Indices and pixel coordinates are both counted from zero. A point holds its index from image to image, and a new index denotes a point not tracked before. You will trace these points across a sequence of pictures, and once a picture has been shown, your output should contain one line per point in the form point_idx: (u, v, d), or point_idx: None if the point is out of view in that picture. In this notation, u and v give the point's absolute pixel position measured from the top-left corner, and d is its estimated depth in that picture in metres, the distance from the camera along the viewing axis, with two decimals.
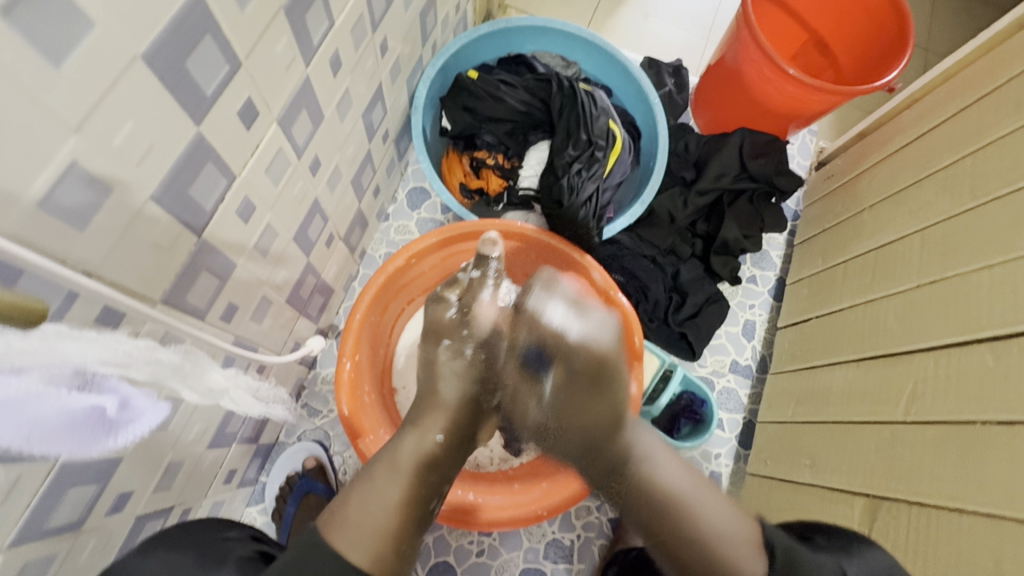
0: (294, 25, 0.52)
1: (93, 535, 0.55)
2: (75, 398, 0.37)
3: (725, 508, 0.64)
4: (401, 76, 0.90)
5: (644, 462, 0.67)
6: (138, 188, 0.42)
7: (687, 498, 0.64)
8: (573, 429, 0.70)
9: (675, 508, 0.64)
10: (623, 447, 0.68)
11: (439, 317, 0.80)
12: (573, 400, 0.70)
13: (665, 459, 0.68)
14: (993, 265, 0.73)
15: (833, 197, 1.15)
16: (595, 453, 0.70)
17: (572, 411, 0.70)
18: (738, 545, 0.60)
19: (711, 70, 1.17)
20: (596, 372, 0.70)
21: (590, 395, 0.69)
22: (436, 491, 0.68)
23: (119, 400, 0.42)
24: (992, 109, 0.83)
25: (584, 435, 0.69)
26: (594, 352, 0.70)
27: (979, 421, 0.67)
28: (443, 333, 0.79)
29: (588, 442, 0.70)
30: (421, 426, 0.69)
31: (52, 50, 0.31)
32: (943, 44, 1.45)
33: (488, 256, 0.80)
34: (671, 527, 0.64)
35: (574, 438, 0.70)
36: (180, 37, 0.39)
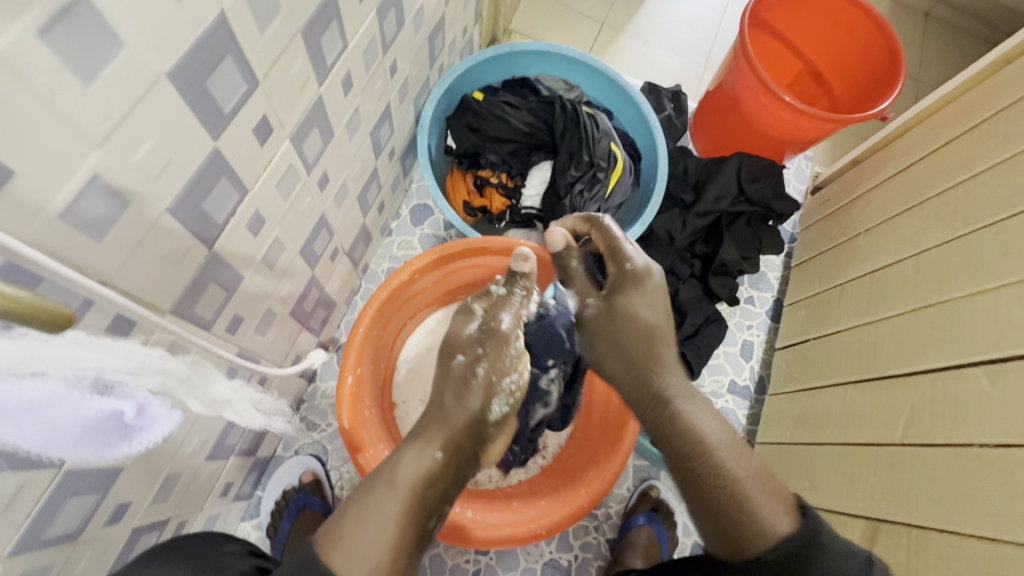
0: (310, 47, 0.54)
1: (89, 546, 0.55)
2: (94, 403, 0.37)
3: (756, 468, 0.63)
4: (409, 96, 0.92)
5: (687, 417, 0.68)
6: (155, 202, 0.43)
7: (720, 447, 0.65)
8: (618, 337, 0.78)
9: (707, 454, 0.65)
10: (670, 415, 0.70)
11: (458, 331, 0.81)
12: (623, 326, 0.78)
13: (706, 417, 0.69)
14: (987, 290, 0.75)
15: (829, 221, 1.17)
16: (643, 388, 0.74)
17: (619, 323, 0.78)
18: (759, 492, 0.60)
19: (710, 96, 1.20)
20: (649, 341, 0.76)
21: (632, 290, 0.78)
22: (437, 510, 0.66)
23: (135, 406, 0.42)
24: (983, 138, 0.85)
25: (646, 392, 0.73)
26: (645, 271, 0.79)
27: (976, 444, 0.67)
28: (459, 349, 0.78)
29: (639, 377, 0.75)
30: (422, 440, 0.68)
31: (84, 69, 0.32)
32: (934, 76, 1.50)
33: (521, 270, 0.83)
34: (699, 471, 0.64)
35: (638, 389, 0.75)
36: (203, 58, 0.41)
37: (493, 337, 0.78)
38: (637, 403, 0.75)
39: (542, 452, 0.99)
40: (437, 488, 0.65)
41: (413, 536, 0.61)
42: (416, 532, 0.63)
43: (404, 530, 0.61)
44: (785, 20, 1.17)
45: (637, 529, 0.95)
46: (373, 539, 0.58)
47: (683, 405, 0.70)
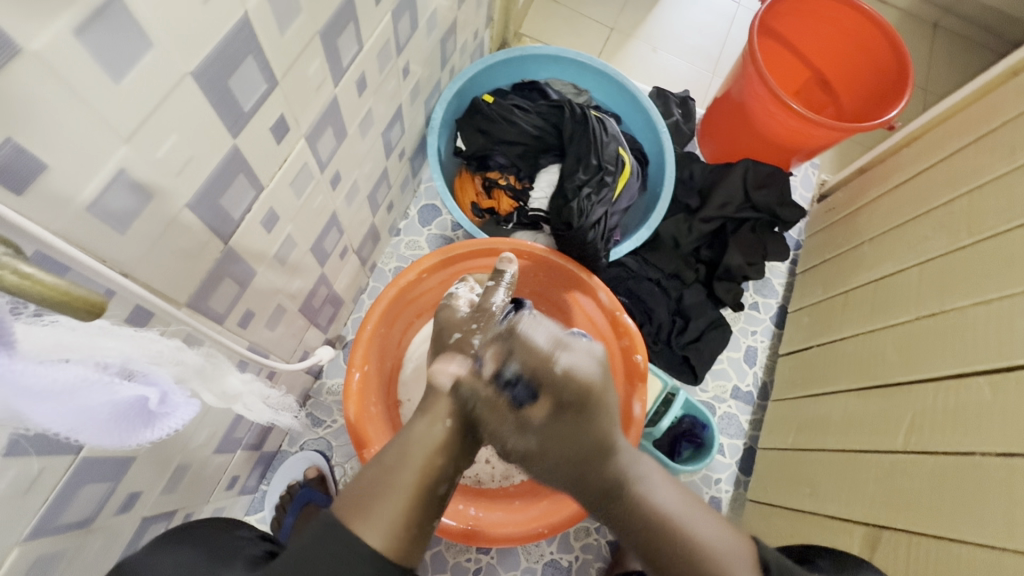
0: (327, 48, 0.55)
1: (100, 534, 0.56)
2: (119, 388, 0.38)
3: (717, 524, 0.64)
4: (420, 97, 0.94)
5: (637, 487, 0.64)
6: (177, 196, 0.44)
7: (685, 524, 0.63)
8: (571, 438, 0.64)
9: (675, 532, 0.62)
10: (617, 470, 0.64)
11: (450, 314, 0.79)
12: (562, 428, 0.65)
13: (662, 484, 0.66)
14: (990, 300, 0.75)
15: (834, 228, 1.17)
16: (582, 475, 0.65)
17: (561, 433, 0.65)
18: (745, 568, 0.60)
19: (718, 102, 1.21)
20: (583, 405, 0.64)
21: (579, 417, 0.64)
22: (448, 478, 0.65)
23: (159, 393, 0.42)
24: (988, 148, 0.86)
25: (576, 456, 0.64)
26: None
27: (977, 453, 0.68)
28: (453, 327, 0.77)
29: (578, 460, 0.64)
30: (430, 412, 0.67)
31: (115, 67, 0.34)
32: (941, 86, 1.50)
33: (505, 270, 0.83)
34: (674, 550, 0.61)
35: (568, 455, 0.64)
36: (227, 57, 0.42)
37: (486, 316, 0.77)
38: (573, 482, 0.66)
39: None
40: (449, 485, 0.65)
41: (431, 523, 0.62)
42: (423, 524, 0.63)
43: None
44: (794, 28, 1.18)
45: None
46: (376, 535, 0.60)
47: (625, 457, 0.65)
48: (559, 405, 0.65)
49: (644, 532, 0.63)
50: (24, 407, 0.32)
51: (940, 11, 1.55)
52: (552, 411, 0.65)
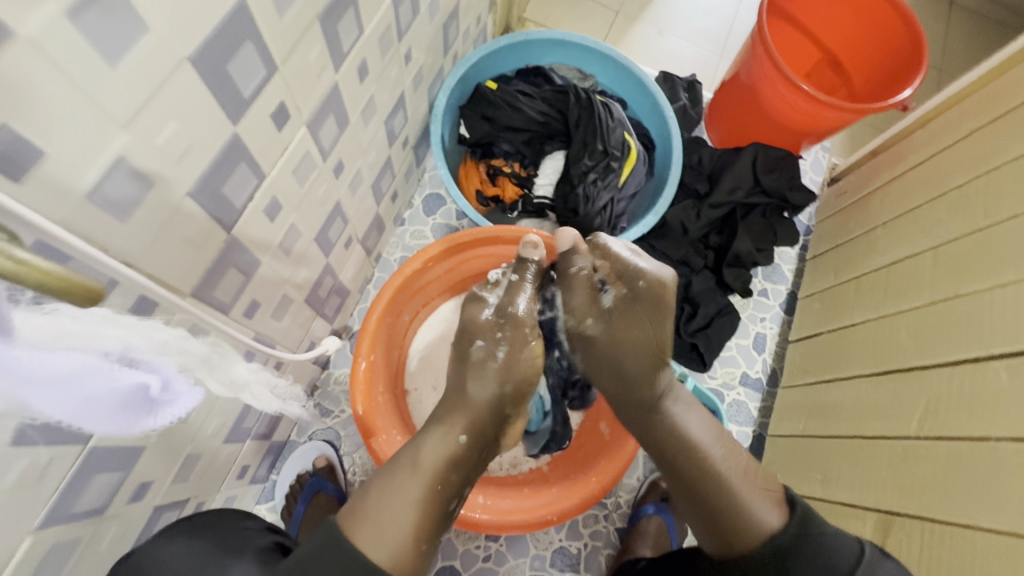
0: (327, 33, 0.54)
1: (114, 522, 0.57)
2: (122, 375, 0.38)
3: (750, 469, 0.69)
4: (423, 84, 0.93)
5: (675, 413, 0.73)
6: (178, 185, 0.44)
7: (717, 456, 0.69)
8: (618, 359, 0.76)
9: (702, 460, 0.68)
10: (663, 387, 0.74)
11: (474, 317, 0.79)
12: (626, 316, 0.77)
13: (696, 421, 0.73)
14: (1007, 283, 0.73)
15: (846, 212, 1.15)
16: (630, 390, 0.75)
17: (627, 330, 0.76)
18: (758, 497, 0.65)
19: (726, 85, 1.19)
20: (657, 302, 0.77)
21: (646, 314, 0.76)
22: (458, 493, 0.67)
23: (161, 381, 0.42)
24: (1006, 128, 0.83)
25: (624, 367, 0.75)
26: (659, 284, 0.77)
27: (992, 438, 0.67)
28: (477, 334, 0.77)
29: (628, 377, 0.75)
30: (447, 423, 0.70)
31: (110, 51, 0.33)
32: (956, 65, 1.46)
33: (528, 258, 0.82)
34: (697, 464, 0.68)
35: (614, 372, 0.76)
36: (225, 41, 0.41)
37: (511, 322, 0.78)
38: (624, 397, 0.76)
39: (553, 441, 1.00)
40: (461, 475, 0.67)
41: (433, 517, 0.63)
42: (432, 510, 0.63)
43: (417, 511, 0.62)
44: (804, 7, 1.15)
45: (646, 518, 0.96)
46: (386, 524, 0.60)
47: (669, 382, 0.75)
48: (609, 305, 0.78)
49: (675, 446, 0.70)
50: (28, 395, 0.32)
51: None
52: (603, 314, 0.78)
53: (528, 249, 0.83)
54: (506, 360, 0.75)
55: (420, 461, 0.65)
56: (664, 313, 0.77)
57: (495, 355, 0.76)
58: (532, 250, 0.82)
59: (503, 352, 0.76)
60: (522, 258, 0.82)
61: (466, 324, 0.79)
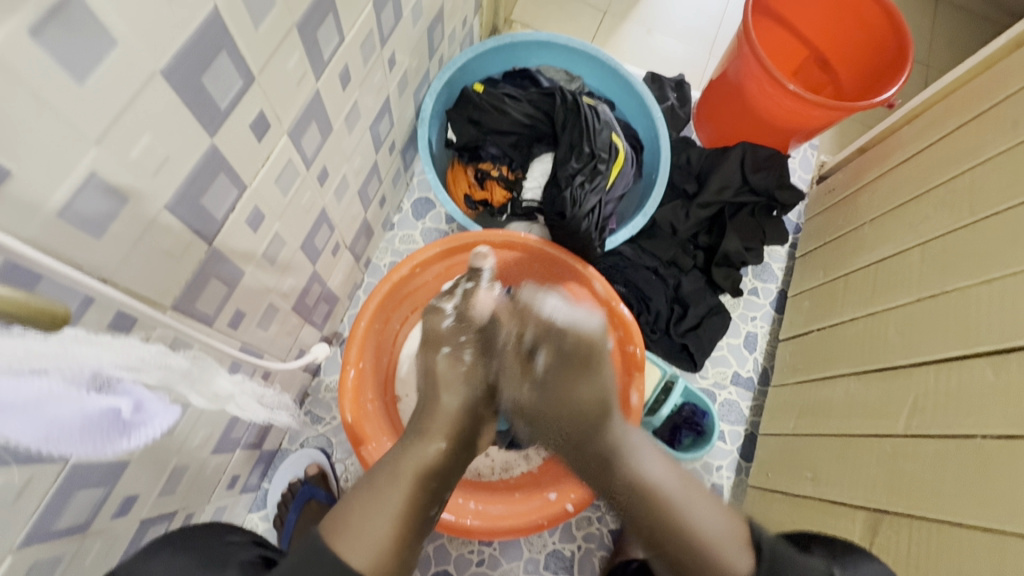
0: (306, 41, 0.54)
1: (99, 538, 0.56)
2: (92, 400, 0.38)
3: (711, 507, 0.64)
4: (409, 89, 0.92)
5: (632, 458, 0.67)
6: (154, 198, 0.44)
7: (676, 499, 0.64)
8: (557, 423, 0.71)
9: (665, 506, 0.64)
10: (612, 440, 0.69)
11: (435, 325, 0.81)
12: (560, 381, 0.72)
13: (652, 458, 0.68)
14: (992, 280, 0.74)
15: (835, 210, 1.15)
16: (580, 446, 0.70)
17: (560, 400, 0.71)
18: (732, 546, 0.61)
19: (713, 84, 1.19)
20: (586, 356, 0.73)
21: (577, 374, 0.72)
22: (437, 498, 0.68)
23: (133, 402, 0.43)
24: (991, 125, 0.84)
25: (570, 431, 0.70)
26: (587, 339, 0.74)
27: (979, 436, 0.67)
28: (441, 341, 0.78)
29: (576, 433, 0.70)
30: (426, 433, 0.69)
31: (77, 67, 0.33)
32: (944, 61, 1.47)
33: (481, 267, 0.84)
34: (658, 518, 0.64)
35: (560, 433, 0.71)
36: (199, 52, 0.41)
37: (471, 326, 0.80)
38: (574, 445, 0.71)
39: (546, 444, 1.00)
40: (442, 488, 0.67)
41: (414, 524, 0.63)
42: (413, 516, 0.64)
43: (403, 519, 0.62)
44: (791, 6, 1.15)
45: None
46: (371, 532, 0.60)
47: (615, 431, 0.69)
48: (543, 371, 0.74)
49: (630, 493, 0.66)
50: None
51: None
52: (538, 384, 0.73)
53: (479, 258, 0.85)
54: (473, 360, 0.76)
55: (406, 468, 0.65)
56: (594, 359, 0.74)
57: (459, 361, 0.76)
58: (484, 260, 0.85)
59: (468, 356, 0.77)
60: (473, 268, 0.84)
61: (426, 334, 0.80)
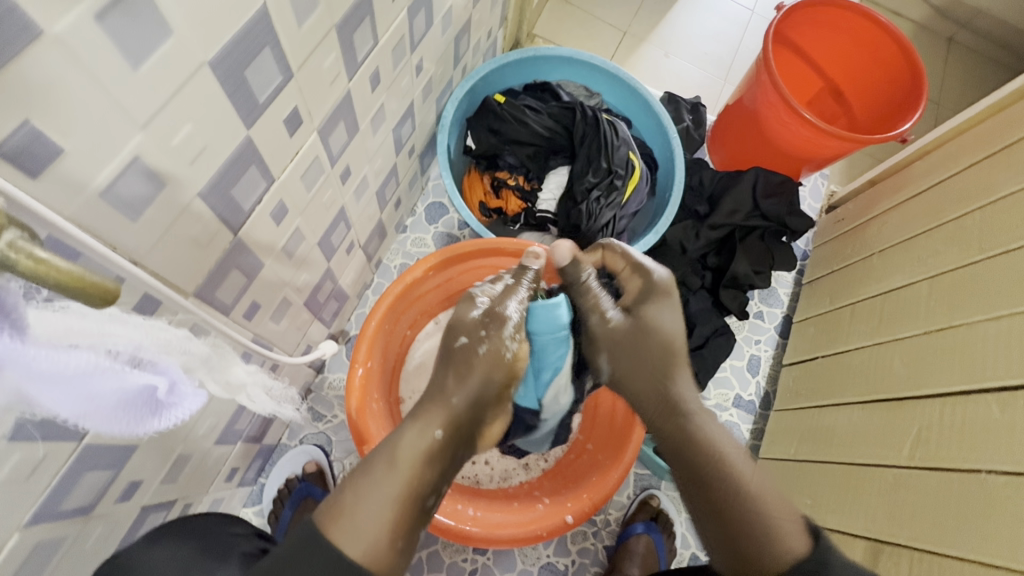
0: (343, 43, 0.55)
1: (100, 522, 0.56)
2: (132, 375, 0.38)
3: (767, 480, 0.65)
4: (432, 95, 0.94)
5: (701, 422, 0.69)
6: (189, 186, 0.44)
7: (738, 464, 0.65)
8: (639, 348, 0.74)
9: (724, 469, 0.65)
10: (678, 401, 0.71)
11: (462, 315, 0.77)
12: (631, 338, 0.76)
13: (721, 428, 0.70)
14: (999, 317, 0.75)
15: (844, 239, 1.17)
16: (664, 400, 0.72)
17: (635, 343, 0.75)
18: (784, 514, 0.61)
19: (729, 109, 1.21)
20: (662, 355, 0.74)
21: (642, 337, 0.75)
22: (436, 490, 0.65)
23: (169, 382, 0.43)
24: (1002, 164, 0.85)
25: (653, 363, 0.73)
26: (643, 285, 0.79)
27: (982, 471, 0.67)
28: (461, 331, 0.75)
29: (651, 373, 0.73)
30: (420, 422, 0.67)
31: (133, 53, 0.33)
32: (953, 100, 1.49)
33: (530, 266, 0.82)
34: (722, 484, 0.64)
35: (643, 366, 0.74)
36: (244, 48, 0.42)
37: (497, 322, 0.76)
38: (655, 387, 0.73)
39: (545, 455, 1.00)
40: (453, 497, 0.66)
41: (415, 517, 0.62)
42: (417, 508, 0.62)
43: (407, 506, 0.61)
44: (809, 38, 1.17)
45: (635, 537, 0.96)
46: (373, 514, 0.58)
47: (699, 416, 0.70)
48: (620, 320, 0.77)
49: (704, 461, 0.66)
50: (43, 393, 0.33)
51: (954, 26, 1.55)
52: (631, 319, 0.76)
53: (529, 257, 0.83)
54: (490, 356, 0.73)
55: (425, 461, 0.64)
56: (648, 333, 0.75)
57: (477, 353, 0.73)
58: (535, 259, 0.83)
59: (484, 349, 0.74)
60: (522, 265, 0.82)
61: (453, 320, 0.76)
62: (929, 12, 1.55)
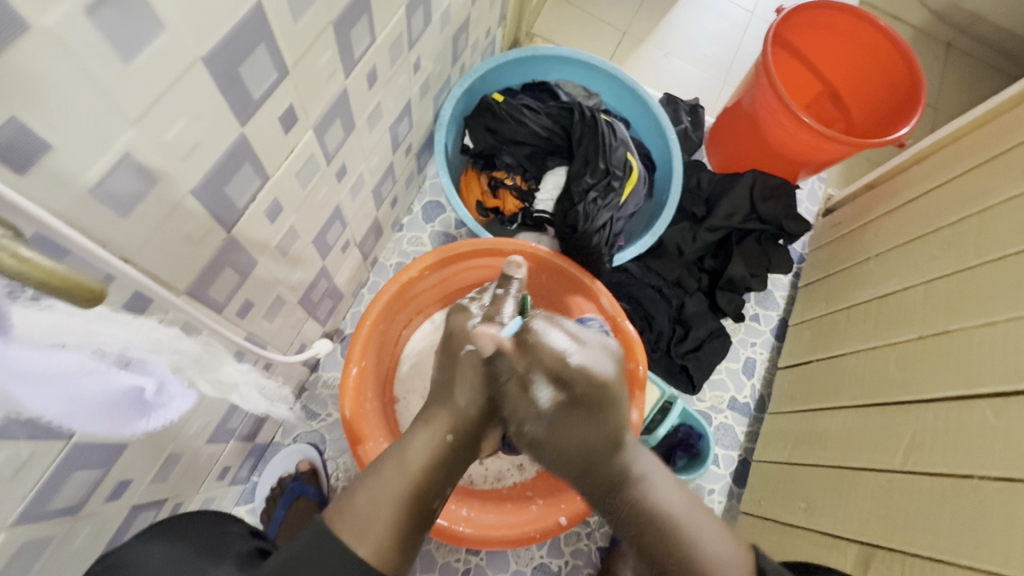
0: (340, 39, 0.54)
1: (89, 521, 0.55)
2: (119, 376, 0.39)
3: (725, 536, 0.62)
4: (429, 94, 0.93)
5: (641, 483, 0.64)
6: (181, 183, 0.44)
7: (685, 522, 0.62)
8: (566, 449, 0.66)
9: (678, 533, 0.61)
10: (621, 465, 0.65)
11: (462, 323, 0.78)
12: (572, 419, 0.66)
13: (662, 483, 0.65)
14: (995, 322, 0.75)
15: (840, 243, 1.17)
16: (588, 468, 0.66)
17: (570, 427, 0.66)
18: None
19: (728, 111, 1.21)
20: (599, 399, 0.65)
21: (589, 413, 0.65)
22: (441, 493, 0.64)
23: (155, 383, 0.43)
24: (1001, 170, 0.85)
25: (583, 455, 0.65)
26: (595, 379, 0.66)
27: (976, 476, 0.68)
28: (465, 338, 0.75)
29: (584, 455, 0.65)
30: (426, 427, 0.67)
31: (125, 48, 0.33)
32: (951, 105, 1.50)
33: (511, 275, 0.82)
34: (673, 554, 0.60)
35: (574, 464, 0.66)
36: (239, 43, 0.41)
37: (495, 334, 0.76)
38: (578, 473, 0.67)
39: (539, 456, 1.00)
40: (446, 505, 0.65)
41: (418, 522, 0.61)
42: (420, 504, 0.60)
43: (400, 507, 0.60)
44: (808, 41, 1.17)
45: None
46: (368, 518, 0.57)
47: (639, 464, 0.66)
48: (552, 405, 0.68)
49: (649, 533, 0.62)
50: (24, 393, 0.33)
51: (952, 31, 1.55)
52: (545, 416, 0.68)
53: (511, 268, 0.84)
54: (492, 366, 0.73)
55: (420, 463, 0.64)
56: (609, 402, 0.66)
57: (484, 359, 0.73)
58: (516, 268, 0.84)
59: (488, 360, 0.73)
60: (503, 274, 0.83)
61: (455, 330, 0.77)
62: (927, 16, 1.56)
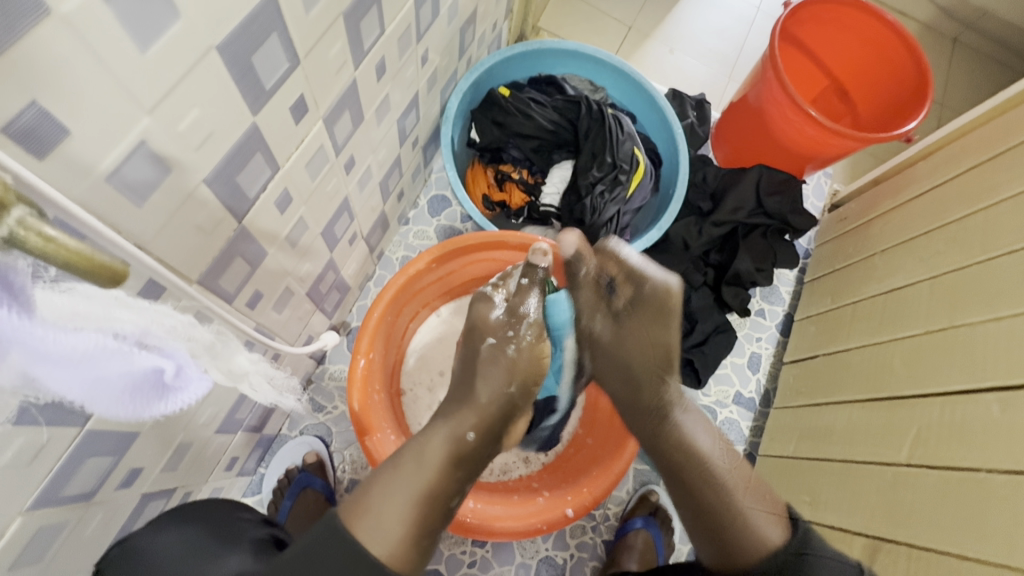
0: (350, 30, 0.55)
1: (102, 508, 0.56)
2: (139, 358, 0.39)
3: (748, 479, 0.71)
4: (437, 87, 0.93)
5: (684, 430, 0.74)
6: (194, 172, 0.44)
7: (721, 468, 0.70)
8: (622, 356, 0.81)
9: (708, 478, 0.69)
10: (666, 395, 0.78)
11: (484, 315, 0.80)
12: (637, 321, 0.81)
13: (704, 434, 0.75)
14: (1002, 318, 0.74)
15: (846, 238, 1.17)
16: (637, 400, 0.80)
17: (635, 332, 0.81)
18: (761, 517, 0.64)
19: (734, 106, 1.20)
20: (660, 307, 0.81)
21: (654, 320, 0.81)
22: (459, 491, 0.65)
23: (175, 366, 0.43)
24: (1008, 164, 0.84)
25: (633, 366, 0.80)
26: (665, 292, 0.81)
27: (982, 470, 0.68)
28: (488, 332, 0.79)
29: (637, 378, 0.80)
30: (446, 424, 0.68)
31: (141, 35, 0.33)
32: (958, 100, 1.49)
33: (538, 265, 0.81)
34: (703, 492, 0.68)
35: (625, 368, 0.81)
36: (252, 32, 0.41)
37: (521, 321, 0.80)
38: (632, 412, 0.81)
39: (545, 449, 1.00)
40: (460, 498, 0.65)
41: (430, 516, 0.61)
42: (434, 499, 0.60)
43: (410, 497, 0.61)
44: (816, 35, 1.17)
45: (634, 531, 0.96)
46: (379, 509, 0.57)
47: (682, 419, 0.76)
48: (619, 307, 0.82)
49: (682, 460, 0.72)
50: (45, 373, 0.33)
51: (960, 26, 1.54)
52: (613, 316, 0.83)
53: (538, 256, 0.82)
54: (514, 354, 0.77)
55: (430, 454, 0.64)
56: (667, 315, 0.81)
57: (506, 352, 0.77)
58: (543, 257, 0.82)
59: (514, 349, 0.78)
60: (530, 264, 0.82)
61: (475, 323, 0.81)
62: (934, 11, 1.55)
